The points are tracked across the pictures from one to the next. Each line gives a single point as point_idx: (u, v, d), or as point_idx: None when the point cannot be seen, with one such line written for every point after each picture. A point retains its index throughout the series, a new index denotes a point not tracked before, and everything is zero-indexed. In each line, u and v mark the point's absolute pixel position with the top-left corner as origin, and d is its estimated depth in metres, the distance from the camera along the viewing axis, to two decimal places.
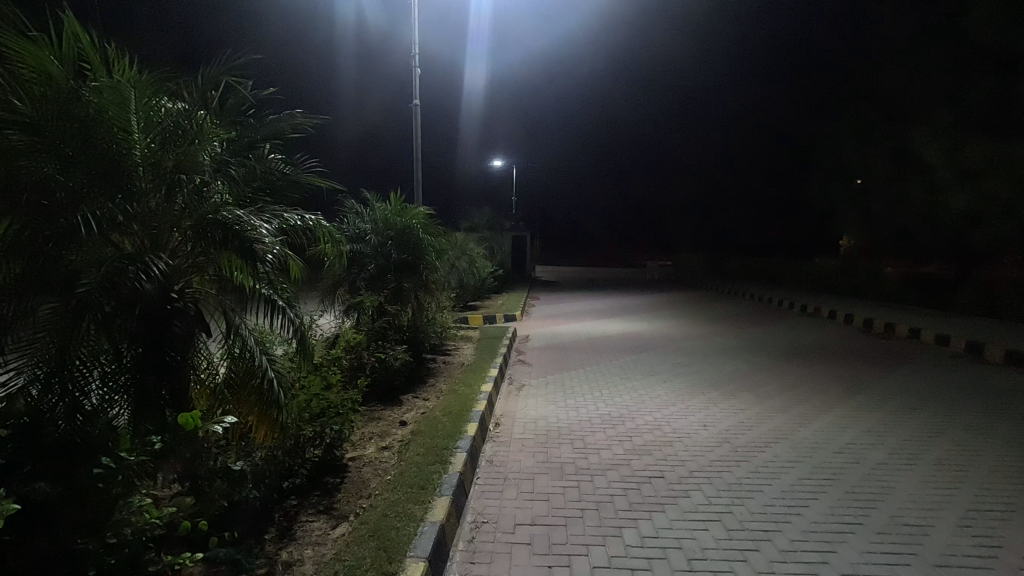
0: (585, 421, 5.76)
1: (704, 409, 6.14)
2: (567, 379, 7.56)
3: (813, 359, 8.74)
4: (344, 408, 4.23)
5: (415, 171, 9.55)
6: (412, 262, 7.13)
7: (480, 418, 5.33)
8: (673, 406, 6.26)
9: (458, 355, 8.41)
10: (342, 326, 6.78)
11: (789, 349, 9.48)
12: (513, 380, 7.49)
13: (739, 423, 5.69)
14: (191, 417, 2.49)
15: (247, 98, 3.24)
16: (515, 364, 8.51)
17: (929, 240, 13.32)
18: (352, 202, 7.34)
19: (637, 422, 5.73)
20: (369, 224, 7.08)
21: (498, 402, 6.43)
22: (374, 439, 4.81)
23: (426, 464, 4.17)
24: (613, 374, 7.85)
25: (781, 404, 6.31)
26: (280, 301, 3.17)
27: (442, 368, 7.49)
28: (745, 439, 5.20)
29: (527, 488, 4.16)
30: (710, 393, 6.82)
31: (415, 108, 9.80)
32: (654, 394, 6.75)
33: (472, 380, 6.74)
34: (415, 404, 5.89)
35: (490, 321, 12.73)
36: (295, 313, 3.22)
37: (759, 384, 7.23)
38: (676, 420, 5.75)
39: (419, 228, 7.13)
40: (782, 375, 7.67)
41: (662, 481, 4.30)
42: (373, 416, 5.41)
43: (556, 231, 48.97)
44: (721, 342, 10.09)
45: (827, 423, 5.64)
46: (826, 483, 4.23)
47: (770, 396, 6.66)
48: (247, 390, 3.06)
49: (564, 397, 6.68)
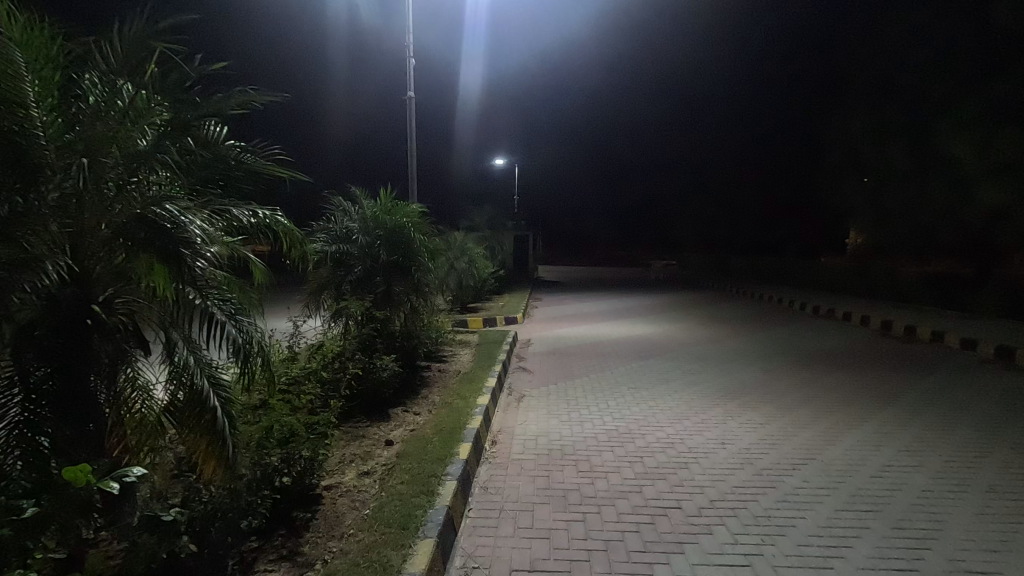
0: (590, 438, 5.25)
1: (720, 424, 5.61)
2: (570, 388, 7.05)
3: (834, 366, 8.19)
4: (316, 434, 3.74)
5: (410, 167, 9.05)
6: (403, 263, 6.64)
7: (475, 436, 4.82)
8: (686, 421, 5.72)
9: (454, 362, 7.90)
10: (328, 333, 6.31)
11: (807, 355, 8.92)
12: (512, 389, 6.98)
13: (761, 440, 5.17)
14: (77, 471, 1.83)
15: (189, 72, 2.75)
16: (515, 371, 8.01)
17: (950, 238, 12.77)
18: (339, 199, 6.84)
19: (648, 439, 5.21)
20: (357, 223, 6.60)
21: (496, 416, 5.92)
22: (355, 463, 4.33)
23: (408, 495, 3.67)
24: (620, 383, 7.33)
25: (804, 418, 5.79)
26: (216, 315, 2.55)
27: (436, 377, 6.98)
28: (769, 460, 4.67)
29: (526, 523, 3.65)
30: (727, 404, 6.28)
31: (410, 101, 9.31)
32: (665, 406, 6.22)
33: (467, 390, 6.23)
34: (405, 419, 5.39)
35: (490, 324, 12.21)
36: (242, 326, 2.63)
37: (779, 394, 6.70)
38: (691, 437, 5.23)
39: (411, 228, 6.64)
40: (802, 384, 7.13)
41: (680, 513, 3.77)
42: (357, 435, 4.91)
43: (559, 230, 48.39)
44: (733, 347, 9.54)
45: (857, 441, 5.12)
46: (867, 516, 3.71)
47: (791, 408, 6.12)
48: (188, 419, 2.53)
49: (568, 409, 6.16)
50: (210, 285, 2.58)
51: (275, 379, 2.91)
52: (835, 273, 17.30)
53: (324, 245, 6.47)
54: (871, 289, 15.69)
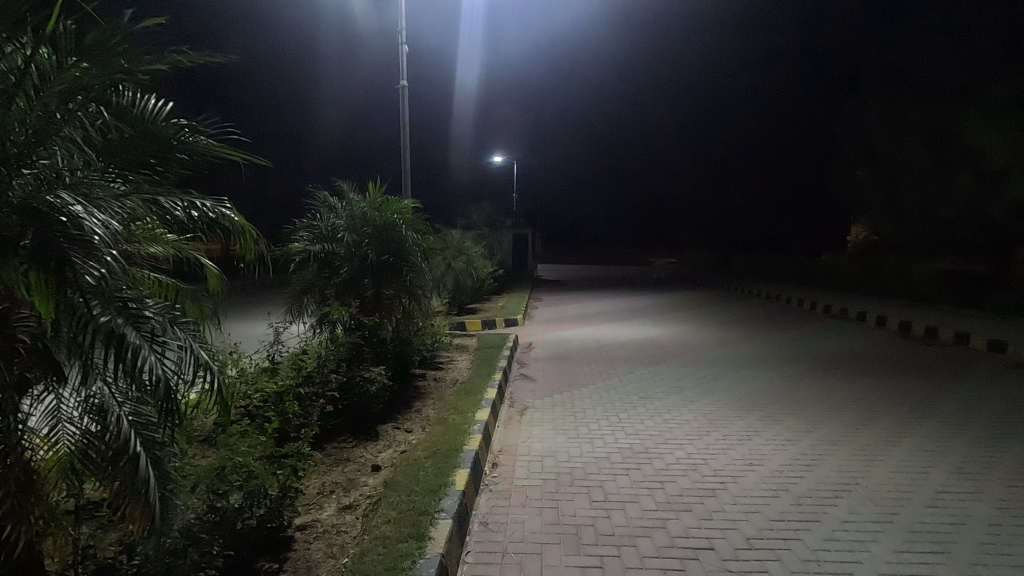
0: (602, 459, 4.69)
1: (745, 441, 5.05)
2: (577, 398, 6.51)
3: (858, 371, 7.65)
4: (284, 470, 3.19)
5: (403, 161, 8.49)
6: (394, 263, 6.08)
7: (474, 460, 4.27)
8: (706, 437, 5.17)
9: (452, 370, 7.34)
10: (310, 342, 5.75)
11: (827, 359, 8.37)
12: (513, 400, 6.44)
13: (793, 460, 4.62)
14: None
15: (112, 28, 2.14)
16: (517, 378, 7.46)
17: (969, 234, 12.26)
18: (324, 194, 6.26)
19: (668, 459, 4.66)
20: (342, 220, 6.02)
21: (496, 432, 5.37)
22: (336, 494, 3.78)
23: (393, 540, 3.09)
24: (630, 392, 6.78)
25: (837, 432, 5.25)
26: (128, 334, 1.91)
27: (432, 388, 6.43)
28: (807, 487, 4.11)
29: (533, 571, 3.10)
30: (750, 417, 5.73)
31: (403, 89, 8.74)
32: (683, 420, 5.67)
33: (465, 403, 5.66)
34: (396, 439, 4.85)
35: (489, 327, 11.65)
36: (164, 350, 2.00)
37: (804, 404, 6.15)
38: (715, 457, 4.69)
39: (403, 224, 6.08)
40: (827, 392, 6.58)
41: (713, 556, 3.23)
42: (340, 460, 4.37)
43: (558, 228, 47.84)
44: (747, 350, 8.98)
45: (901, 461, 4.58)
46: (935, 561, 3.17)
47: (820, 421, 5.57)
48: (101, 464, 2.00)
49: (575, 424, 5.60)
50: (126, 298, 2.00)
51: (228, 408, 2.39)
52: (844, 271, 16.78)
53: (306, 245, 5.90)
54: (883, 287, 15.15)
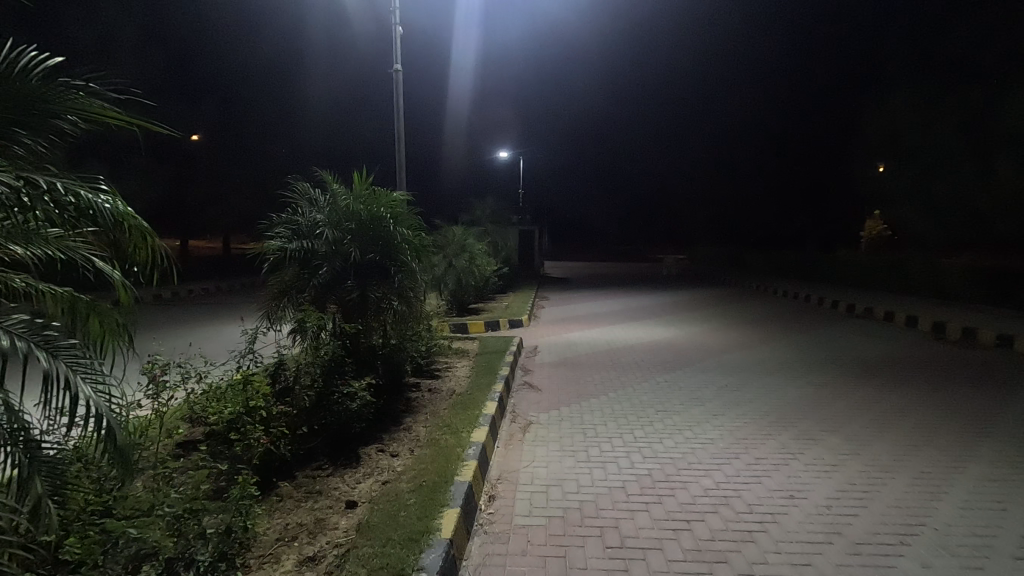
0: (617, 489, 4.05)
1: (781, 468, 4.37)
2: (586, 411, 5.86)
3: (896, 378, 6.95)
4: (214, 528, 2.55)
5: (397, 151, 7.87)
6: (382, 263, 5.46)
7: (466, 494, 3.65)
8: (735, 462, 4.50)
9: (449, 379, 6.66)
10: (286, 353, 5.12)
11: (859, 365, 7.66)
12: (515, 414, 5.80)
13: (842, 492, 3.95)
14: None
15: None
16: (520, 388, 6.82)
17: (1007, 227, 11.46)
18: (303, 184, 5.64)
19: (694, 491, 4.01)
20: (321, 215, 5.40)
21: (494, 454, 4.73)
22: (299, 541, 3.15)
23: None
24: (644, 404, 6.09)
25: (886, 456, 4.58)
26: None
27: (425, 401, 5.78)
28: (863, 529, 3.46)
29: None
30: (783, 436, 5.04)
31: (397, 74, 8.13)
32: (708, 439, 5.00)
33: (461, 420, 5.03)
34: (380, 465, 4.23)
35: (492, 328, 10.99)
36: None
37: (843, 420, 5.45)
38: (750, 489, 4.03)
39: (392, 219, 5.45)
40: (867, 405, 5.89)
41: None
42: (311, 493, 3.77)
43: (565, 225, 47.03)
44: (771, 355, 8.26)
45: (970, 494, 3.91)
46: None
47: (864, 442, 4.88)
48: None
49: (585, 443, 4.95)
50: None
51: (124, 462, 1.92)
52: (866, 267, 15.97)
53: (283, 243, 5.27)
54: (908, 285, 14.35)
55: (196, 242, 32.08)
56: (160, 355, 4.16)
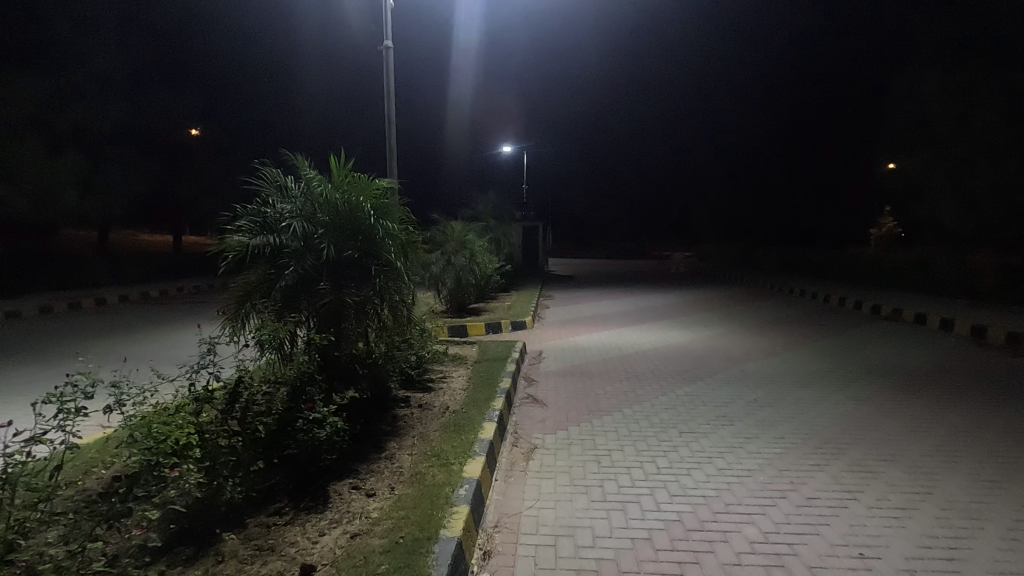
0: (643, 541, 3.29)
1: (841, 514, 3.59)
2: (599, 433, 5.08)
3: (949, 392, 6.16)
4: None
5: (387, 137, 7.10)
6: (362, 261, 4.68)
7: (454, 554, 2.90)
8: (783, 504, 3.72)
9: (443, 393, 5.87)
10: (246, 367, 4.33)
11: (903, 376, 6.86)
12: (518, 436, 5.04)
13: (923, 550, 3.19)
14: None
15: None
16: (524, 402, 6.05)
17: None
18: (272, 170, 4.86)
19: (740, 546, 3.24)
20: (289, 206, 4.62)
21: (492, 490, 3.97)
22: None
23: None
24: (665, 423, 5.31)
25: (966, 496, 3.81)
26: None
27: (413, 419, 5.02)
28: None
29: None
30: (834, 467, 4.28)
31: (387, 52, 7.34)
32: (747, 471, 4.24)
33: (453, 447, 4.27)
34: (351, 509, 3.46)
35: (492, 331, 10.23)
36: None
37: (900, 446, 4.68)
38: (808, 543, 3.27)
39: (372, 211, 4.71)
40: (925, 427, 5.10)
41: None
42: (259, 551, 3.01)
43: (570, 222, 46.19)
44: (802, 364, 7.46)
45: None
46: None
47: (935, 478, 4.08)
48: None
49: (599, 476, 4.18)
50: None
51: None
52: (890, 265, 15.12)
53: (245, 238, 4.49)
54: (937, 284, 13.51)
55: (193, 239, 31.39)
56: (85, 375, 3.40)
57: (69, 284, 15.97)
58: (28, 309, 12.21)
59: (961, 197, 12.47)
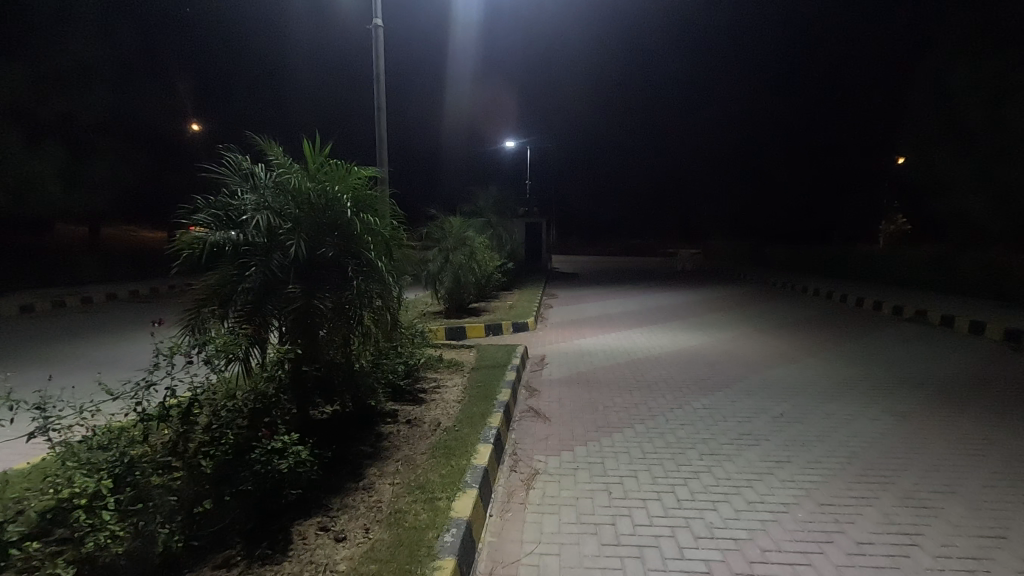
0: None
1: (902, 566, 2.99)
2: (608, 455, 4.48)
3: (996, 407, 5.53)
4: None
5: (377, 123, 6.51)
6: (337, 260, 4.08)
7: None
8: (830, 552, 3.12)
9: (434, 406, 5.28)
10: (203, 382, 3.72)
11: (940, 386, 6.25)
12: (517, 458, 4.45)
13: None
14: None
15: None
16: (524, 416, 5.46)
17: None
18: (238, 157, 4.26)
19: None
20: (255, 197, 4.02)
21: (485, 530, 3.38)
22: None
23: None
24: (683, 444, 4.71)
25: None
26: None
27: (398, 439, 4.43)
28: None
29: None
30: (883, 501, 3.68)
31: (376, 31, 6.74)
32: (782, 505, 3.64)
33: (442, 478, 3.67)
34: (314, 559, 2.86)
35: (492, 332, 9.65)
36: None
37: (955, 474, 4.07)
38: None
39: (350, 202, 4.13)
40: (978, 449, 4.49)
41: None
42: None
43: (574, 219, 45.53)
44: (826, 372, 6.87)
45: None
46: None
47: (1004, 517, 3.47)
48: None
49: (610, 510, 3.59)
50: None
51: None
52: (909, 263, 14.48)
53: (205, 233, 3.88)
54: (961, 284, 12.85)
55: None
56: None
57: (55, 281, 15.45)
58: (7, 307, 11.68)
59: (989, 191, 11.79)
